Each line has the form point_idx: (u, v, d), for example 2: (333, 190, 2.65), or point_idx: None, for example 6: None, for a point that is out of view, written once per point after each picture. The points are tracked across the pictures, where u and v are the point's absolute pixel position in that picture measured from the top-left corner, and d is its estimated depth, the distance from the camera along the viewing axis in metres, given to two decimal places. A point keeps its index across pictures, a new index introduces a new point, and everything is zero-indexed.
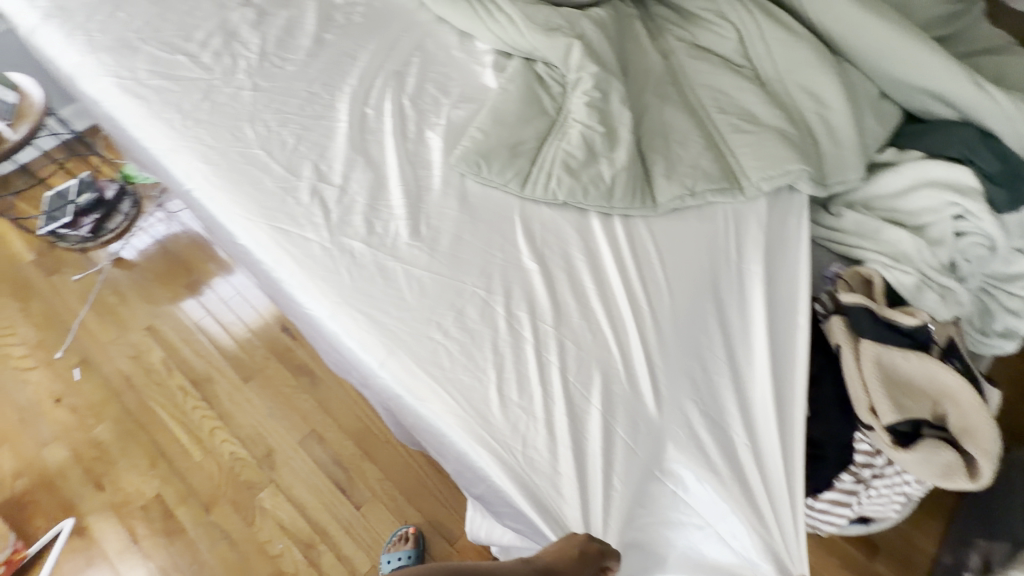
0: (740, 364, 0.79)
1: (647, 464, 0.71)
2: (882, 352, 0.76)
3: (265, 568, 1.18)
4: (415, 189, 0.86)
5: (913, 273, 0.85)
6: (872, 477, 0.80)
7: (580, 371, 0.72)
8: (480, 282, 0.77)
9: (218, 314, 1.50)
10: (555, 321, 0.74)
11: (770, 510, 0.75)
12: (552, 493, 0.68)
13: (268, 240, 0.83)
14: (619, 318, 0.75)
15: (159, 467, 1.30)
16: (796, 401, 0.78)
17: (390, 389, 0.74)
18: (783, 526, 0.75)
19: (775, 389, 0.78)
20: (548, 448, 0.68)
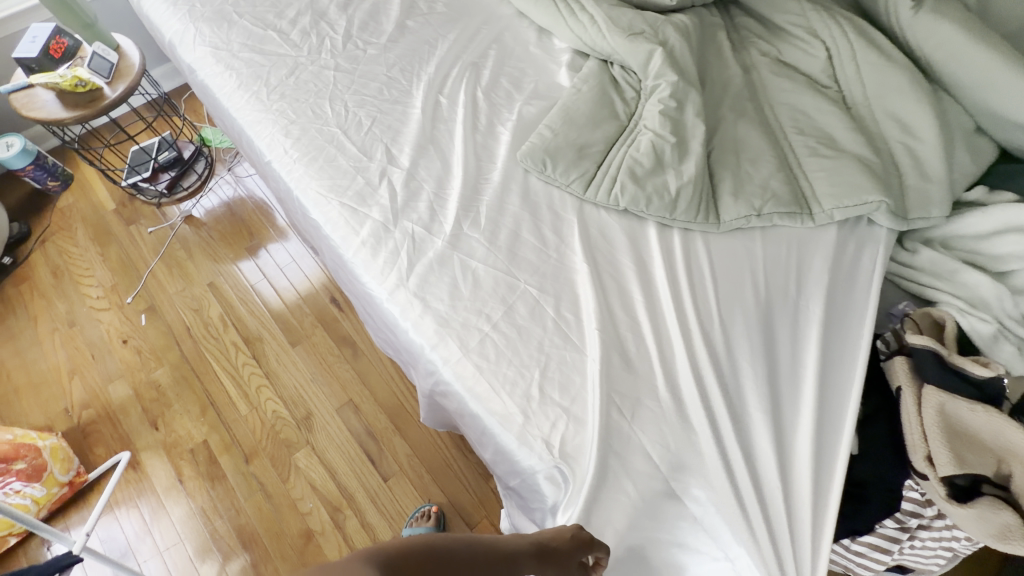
0: (781, 407, 0.74)
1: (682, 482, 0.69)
2: (947, 402, 0.71)
3: (295, 524, 1.24)
4: (480, 181, 0.88)
5: (992, 322, 0.80)
6: (918, 527, 0.76)
7: (625, 380, 0.72)
8: (534, 280, 0.78)
9: (272, 279, 1.57)
10: (604, 326, 0.74)
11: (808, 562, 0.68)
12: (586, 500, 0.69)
13: (335, 215, 0.87)
14: (670, 332, 0.75)
15: (208, 415, 1.39)
16: (838, 455, 0.72)
17: (437, 373, 0.76)
18: None
19: (815, 437, 0.72)
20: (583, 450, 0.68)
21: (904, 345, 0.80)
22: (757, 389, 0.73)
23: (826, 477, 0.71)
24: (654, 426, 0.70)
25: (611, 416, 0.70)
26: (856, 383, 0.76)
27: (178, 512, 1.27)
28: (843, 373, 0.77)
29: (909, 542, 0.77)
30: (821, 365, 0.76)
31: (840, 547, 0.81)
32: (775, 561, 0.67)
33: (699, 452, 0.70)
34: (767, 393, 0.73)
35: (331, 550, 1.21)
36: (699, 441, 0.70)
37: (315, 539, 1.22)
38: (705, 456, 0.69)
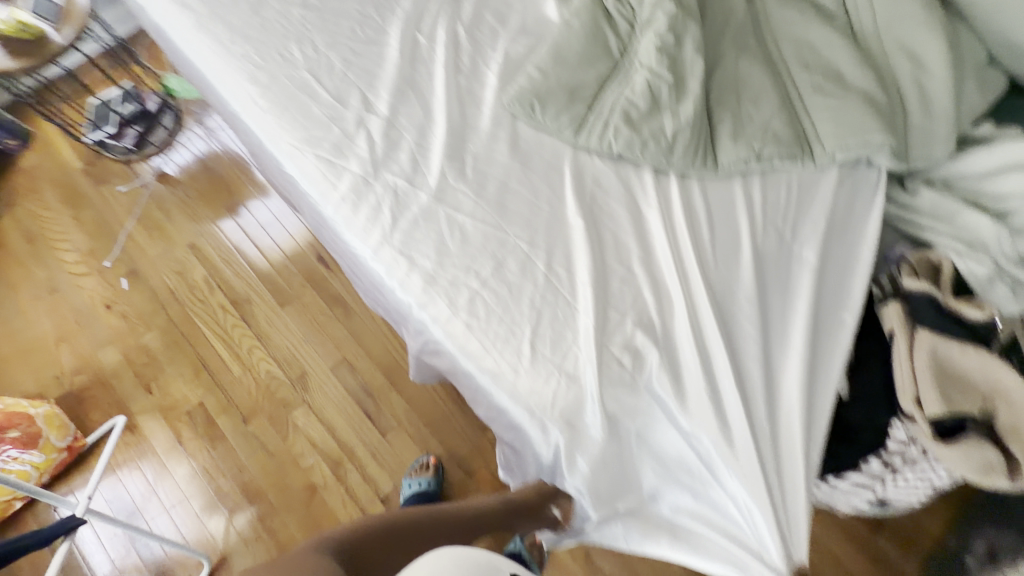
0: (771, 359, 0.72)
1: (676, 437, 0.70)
2: (938, 344, 0.72)
3: (298, 478, 1.27)
4: (465, 129, 0.83)
5: (988, 264, 0.79)
6: (901, 465, 0.78)
7: (619, 334, 0.71)
8: (525, 233, 0.75)
9: (256, 238, 1.52)
10: (597, 280, 0.73)
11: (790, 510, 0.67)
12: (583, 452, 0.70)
13: (312, 169, 0.81)
14: (665, 283, 0.73)
15: (203, 378, 1.38)
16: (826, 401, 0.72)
17: (427, 332, 0.75)
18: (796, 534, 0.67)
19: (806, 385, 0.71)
20: (577, 404, 0.69)
21: (899, 289, 0.78)
22: (748, 337, 0.72)
23: (814, 422, 0.71)
24: (648, 377, 0.70)
25: (604, 369, 0.69)
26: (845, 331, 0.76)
27: (182, 471, 1.29)
28: (834, 323, 0.76)
29: (892, 478, 0.80)
30: (814, 313, 0.74)
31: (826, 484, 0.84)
32: (775, 513, 0.66)
33: (693, 399, 0.69)
34: (759, 341, 0.72)
35: (335, 502, 1.25)
36: (693, 391, 0.69)
37: (318, 492, 1.26)
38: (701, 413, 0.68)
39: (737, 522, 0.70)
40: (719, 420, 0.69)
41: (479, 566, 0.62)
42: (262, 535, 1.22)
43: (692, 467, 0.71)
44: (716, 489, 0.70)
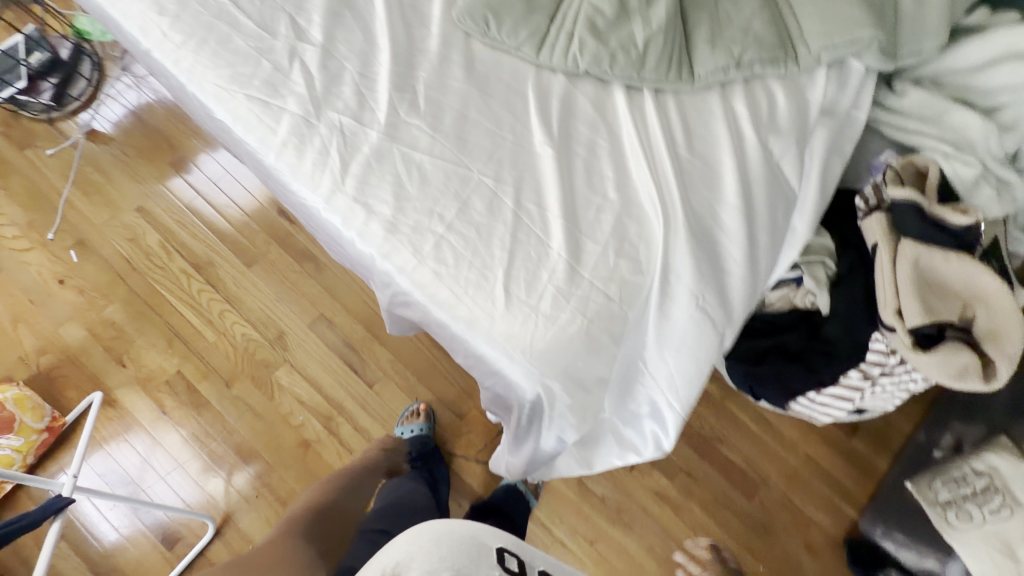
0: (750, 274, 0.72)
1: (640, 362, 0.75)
2: (921, 254, 0.70)
3: (290, 436, 1.27)
4: (413, 54, 0.74)
5: (976, 165, 0.75)
6: (880, 374, 0.78)
7: (596, 269, 0.67)
8: (489, 168, 0.69)
9: (209, 196, 1.42)
10: (570, 213, 0.68)
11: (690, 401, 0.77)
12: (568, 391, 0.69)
13: (245, 112, 0.72)
14: (642, 212, 0.69)
15: (177, 347, 1.34)
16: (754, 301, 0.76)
17: (394, 284, 0.70)
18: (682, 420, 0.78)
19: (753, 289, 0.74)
20: (556, 346, 0.66)
21: (885, 201, 0.75)
22: (725, 259, 0.71)
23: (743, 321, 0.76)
24: (627, 311, 0.68)
25: (582, 307, 0.66)
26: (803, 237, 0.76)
27: (171, 440, 1.28)
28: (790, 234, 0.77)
29: (870, 388, 0.80)
30: (780, 228, 0.75)
31: (805, 398, 0.86)
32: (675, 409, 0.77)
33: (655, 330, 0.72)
34: (740, 257, 0.71)
35: (330, 454, 1.26)
36: (656, 324, 0.71)
37: (312, 447, 1.27)
38: (663, 338, 0.72)
39: (654, 425, 0.81)
40: (672, 346, 0.72)
41: (462, 542, 0.60)
42: (262, 493, 1.24)
43: (642, 390, 0.79)
44: (652, 405, 0.79)
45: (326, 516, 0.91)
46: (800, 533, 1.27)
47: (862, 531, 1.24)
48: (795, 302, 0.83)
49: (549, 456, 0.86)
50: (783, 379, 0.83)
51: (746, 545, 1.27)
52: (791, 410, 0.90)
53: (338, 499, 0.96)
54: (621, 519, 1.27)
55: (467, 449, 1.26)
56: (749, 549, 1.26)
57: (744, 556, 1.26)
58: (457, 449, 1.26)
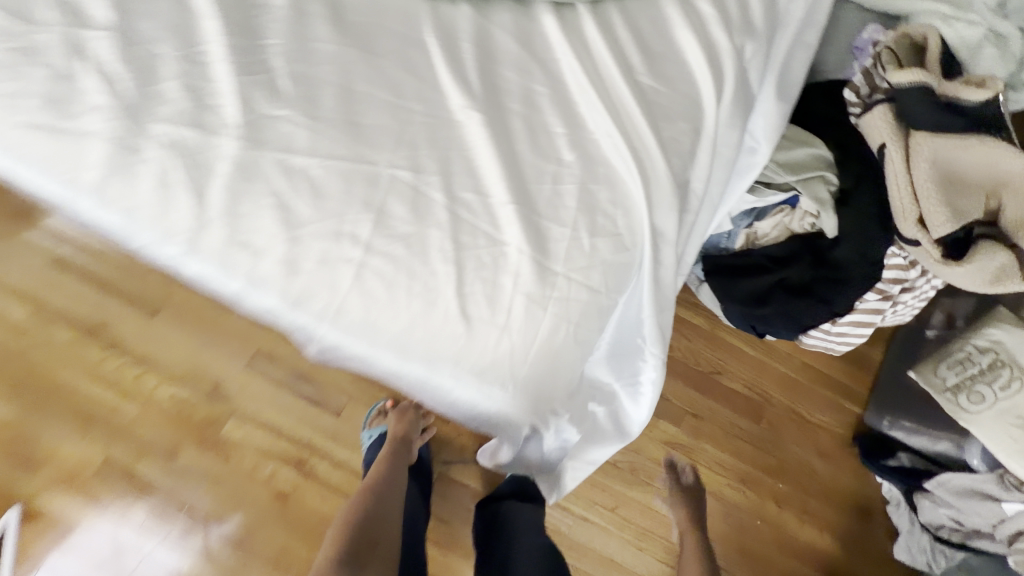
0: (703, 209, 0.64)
1: (629, 330, 0.63)
2: (939, 147, 0.59)
3: (261, 491, 1.12)
4: (255, 15, 0.52)
5: (980, 23, 0.64)
6: (900, 291, 0.69)
7: (571, 258, 0.52)
8: (403, 157, 0.51)
9: (76, 242, 1.15)
10: (522, 194, 0.52)
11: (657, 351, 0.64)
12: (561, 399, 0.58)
13: (29, 148, 0.50)
14: (610, 170, 0.53)
15: (96, 429, 1.11)
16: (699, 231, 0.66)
17: (317, 336, 0.53)
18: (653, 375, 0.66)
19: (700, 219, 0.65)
20: (539, 364, 0.53)
21: (881, 88, 0.63)
22: (696, 202, 0.60)
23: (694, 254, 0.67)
24: (615, 299, 0.55)
25: (564, 310, 0.52)
26: (763, 154, 0.66)
27: (123, 535, 1.09)
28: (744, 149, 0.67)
29: (892, 308, 0.71)
30: (740, 148, 0.63)
31: (819, 332, 0.76)
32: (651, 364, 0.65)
33: (642, 301, 0.59)
34: (701, 194, 0.59)
35: (312, 498, 1.12)
36: (643, 293, 0.58)
37: (291, 497, 1.12)
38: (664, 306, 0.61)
39: (642, 403, 0.70)
40: (664, 306, 0.61)
41: None
42: (247, 560, 1.10)
43: (633, 363, 0.66)
44: (643, 380, 0.67)
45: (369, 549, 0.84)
46: (810, 442, 1.26)
47: (869, 424, 1.23)
48: (793, 227, 0.72)
49: (557, 460, 0.75)
50: (791, 316, 0.73)
51: (764, 468, 1.24)
52: (804, 345, 0.80)
53: (371, 525, 0.87)
54: (637, 478, 1.21)
55: (462, 453, 1.15)
56: (766, 468, 1.24)
57: (764, 479, 1.24)
58: (450, 455, 1.15)
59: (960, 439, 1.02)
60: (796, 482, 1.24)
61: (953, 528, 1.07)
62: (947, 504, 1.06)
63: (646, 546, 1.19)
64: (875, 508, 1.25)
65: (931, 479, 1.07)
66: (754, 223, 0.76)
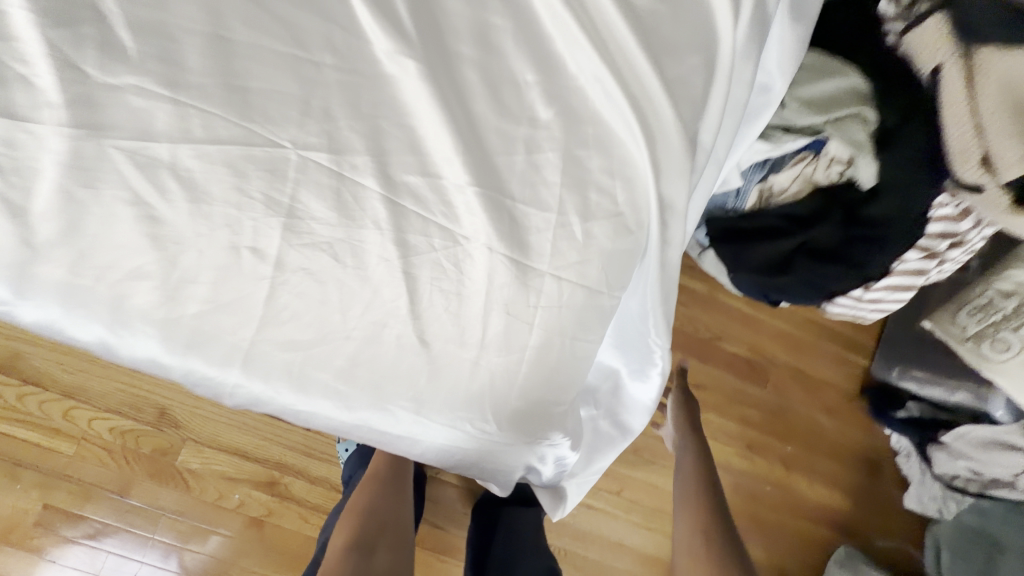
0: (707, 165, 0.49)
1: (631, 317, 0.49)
2: (1009, 67, 0.48)
3: (232, 520, 0.97)
4: None
5: None
6: (948, 248, 0.59)
7: (559, 252, 0.39)
8: (315, 134, 0.36)
9: None
10: (487, 174, 0.38)
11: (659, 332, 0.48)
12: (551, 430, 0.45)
13: None
14: (601, 129, 0.40)
15: (26, 478, 0.91)
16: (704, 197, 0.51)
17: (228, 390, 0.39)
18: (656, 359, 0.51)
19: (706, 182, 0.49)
20: (527, 393, 0.41)
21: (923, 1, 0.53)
22: (706, 161, 0.45)
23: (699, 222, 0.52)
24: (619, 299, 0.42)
25: (554, 323, 0.40)
26: (777, 93, 0.52)
27: None
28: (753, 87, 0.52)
29: (937, 268, 0.61)
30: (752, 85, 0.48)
31: (849, 300, 0.65)
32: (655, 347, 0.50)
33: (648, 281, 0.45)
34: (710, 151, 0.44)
35: (292, 521, 0.98)
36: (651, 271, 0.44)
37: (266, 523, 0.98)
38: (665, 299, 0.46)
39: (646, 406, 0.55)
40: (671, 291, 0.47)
41: None
42: None
43: (638, 358, 0.51)
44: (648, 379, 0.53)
45: (383, 556, 0.59)
46: (817, 400, 1.15)
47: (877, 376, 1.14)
48: (817, 178, 0.59)
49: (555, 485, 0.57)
50: (815, 284, 0.63)
51: (773, 433, 1.13)
52: (828, 315, 0.70)
53: (382, 525, 0.62)
54: (641, 458, 1.09)
55: None
56: (776, 433, 1.13)
57: (773, 444, 1.13)
58: None
59: (977, 387, 0.97)
60: (805, 443, 1.15)
61: (969, 479, 1.01)
62: (965, 456, 0.99)
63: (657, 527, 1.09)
64: (884, 461, 1.18)
65: (949, 432, 1.01)
66: (768, 177, 0.62)
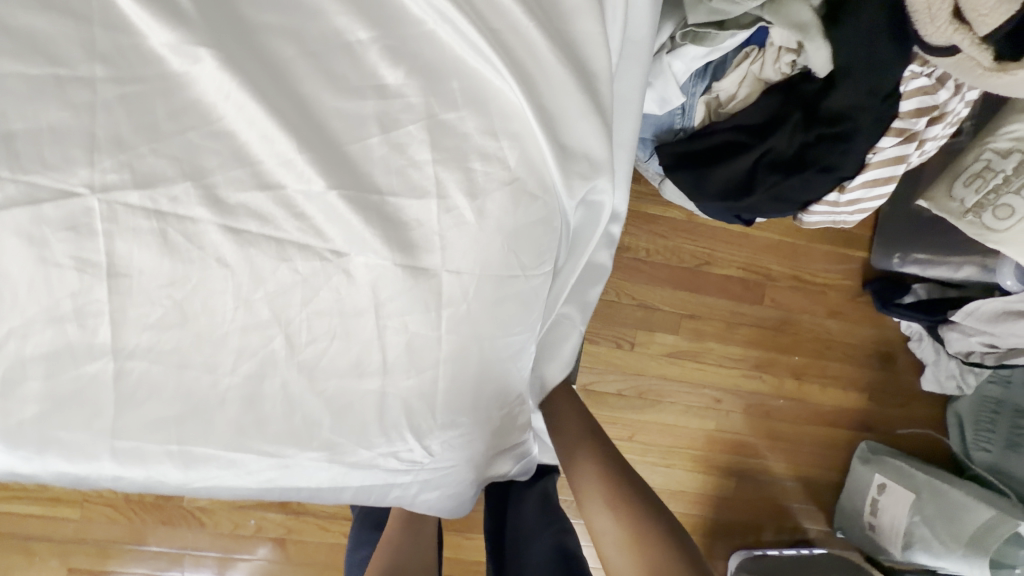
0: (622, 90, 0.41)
1: (571, 240, 0.40)
2: None
3: (255, 547, 0.79)
4: None
5: None
6: (927, 126, 0.51)
7: (450, 239, 0.32)
8: (113, 170, 0.29)
9: None
10: (341, 169, 0.31)
11: (581, 224, 0.40)
12: (502, 423, 0.38)
13: None
14: (463, 82, 0.32)
15: (44, 548, 0.75)
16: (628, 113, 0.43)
17: (112, 482, 0.34)
18: (590, 235, 0.40)
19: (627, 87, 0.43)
20: (450, 395, 0.35)
21: None
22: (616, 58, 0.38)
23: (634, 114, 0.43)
24: (542, 275, 0.35)
25: (465, 323, 0.33)
26: None
27: None
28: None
29: (918, 152, 0.53)
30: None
31: (826, 207, 0.56)
32: (586, 215, 0.39)
33: (601, 204, 0.38)
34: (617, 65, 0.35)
35: (314, 533, 0.80)
36: (607, 197, 0.38)
37: (288, 540, 0.80)
38: (595, 221, 0.40)
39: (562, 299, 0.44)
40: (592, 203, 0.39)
41: None
42: None
43: (564, 291, 0.43)
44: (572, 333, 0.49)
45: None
46: (819, 305, 1.01)
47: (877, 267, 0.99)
48: (766, 75, 0.52)
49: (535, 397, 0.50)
50: (784, 197, 0.55)
51: (776, 345, 0.99)
52: (807, 226, 0.62)
53: None
54: (679, 363, 0.95)
55: None
56: (779, 347, 1.00)
57: (778, 357, 1.00)
58: None
59: (983, 259, 0.80)
60: (810, 350, 1.01)
61: (986, 353, 0.86)
62: (977, 330, 0.84)
63: (672, 466, 0.96)
64: (897, 352, 1.04)
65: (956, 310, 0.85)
66: (712, 85, 0.56)
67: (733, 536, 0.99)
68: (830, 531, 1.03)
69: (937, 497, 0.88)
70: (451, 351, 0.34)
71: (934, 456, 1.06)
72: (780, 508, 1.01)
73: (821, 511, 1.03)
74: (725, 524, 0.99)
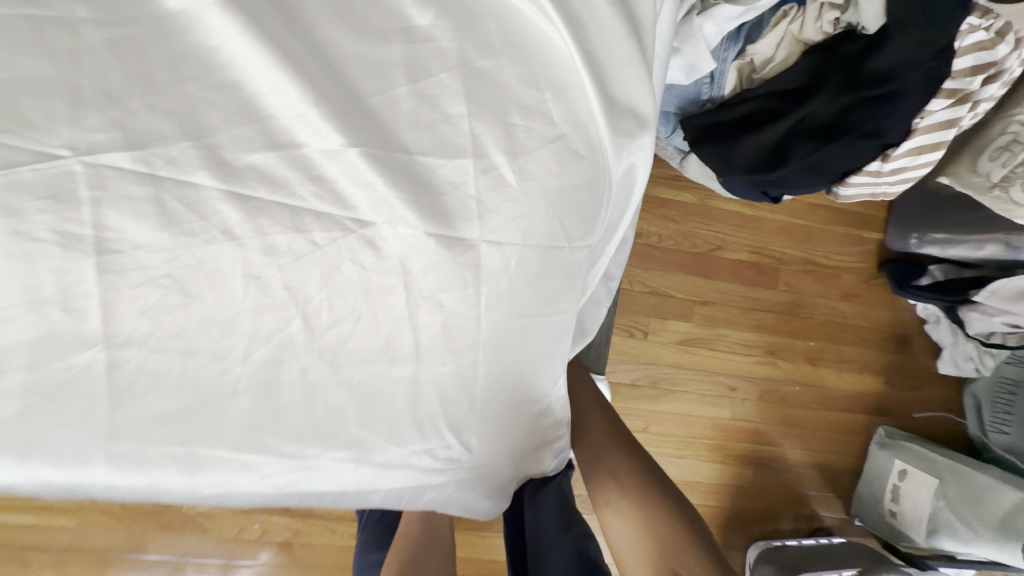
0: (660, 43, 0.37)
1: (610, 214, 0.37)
2: None
3: (261, 551, 0.75)
4: None
5: None
6: (982, 86, 0.47)
7: (486, 204, 0.28)
8: (100, 129, 0.25)
9: None
10: (365, 125, 0.27)
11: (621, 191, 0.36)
12: (539, 416, 0.35)
13: None
14: (500, 24, 0.28)
15: (37, 559, 0.70)
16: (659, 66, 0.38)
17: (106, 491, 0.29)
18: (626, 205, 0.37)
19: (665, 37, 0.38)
20: (489, 384, 0.31)
21: None
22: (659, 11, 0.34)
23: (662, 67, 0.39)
24: (587, 248, 0.31)
25: (505, 301, 0.30)
26: None
27: None
28: None
29: (969, 115, 0.49)
30: None
31: (867, 177, 0.53)
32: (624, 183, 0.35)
33: (637, 171, 0.35)
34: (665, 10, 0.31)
35: (321, 534, 0.76)
36: (642, 163, 0.34)
37: (295, 543, 0.76)
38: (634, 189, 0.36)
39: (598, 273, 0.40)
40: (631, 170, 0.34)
41: None
42: None
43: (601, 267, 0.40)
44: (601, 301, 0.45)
45: None
46: (833, 288, 0.98)
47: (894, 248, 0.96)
48: (806, 36, 0.49)
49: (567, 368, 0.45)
50: (821, 167, 0.52)
51: (791, 331, 0.96)
52: (842, 200, 0.59)
53: None
54: (694, 351, 0.92)
55: None
56: (794, 332, 0.97)
57: (792, 343, 0.97)
58: None
59: (1005, 237, 0.75)
60: (824, 335, 0.99)
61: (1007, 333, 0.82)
62: (1001, 311, 0.80)
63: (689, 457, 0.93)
64: (913, 334, 1.02)
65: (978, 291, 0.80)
66: (746, 49, 0.52)
67: (750, 526, 0.97)
68: (847, 519, 1.01)
69: (961, 480, 0.85)
70: (491, 333, 0.30)
71: (951, 439, 1.04)
72: (798, 496, 0.98)
73: (838, 499, 1.00)
74: (741, 514, 0.96)
